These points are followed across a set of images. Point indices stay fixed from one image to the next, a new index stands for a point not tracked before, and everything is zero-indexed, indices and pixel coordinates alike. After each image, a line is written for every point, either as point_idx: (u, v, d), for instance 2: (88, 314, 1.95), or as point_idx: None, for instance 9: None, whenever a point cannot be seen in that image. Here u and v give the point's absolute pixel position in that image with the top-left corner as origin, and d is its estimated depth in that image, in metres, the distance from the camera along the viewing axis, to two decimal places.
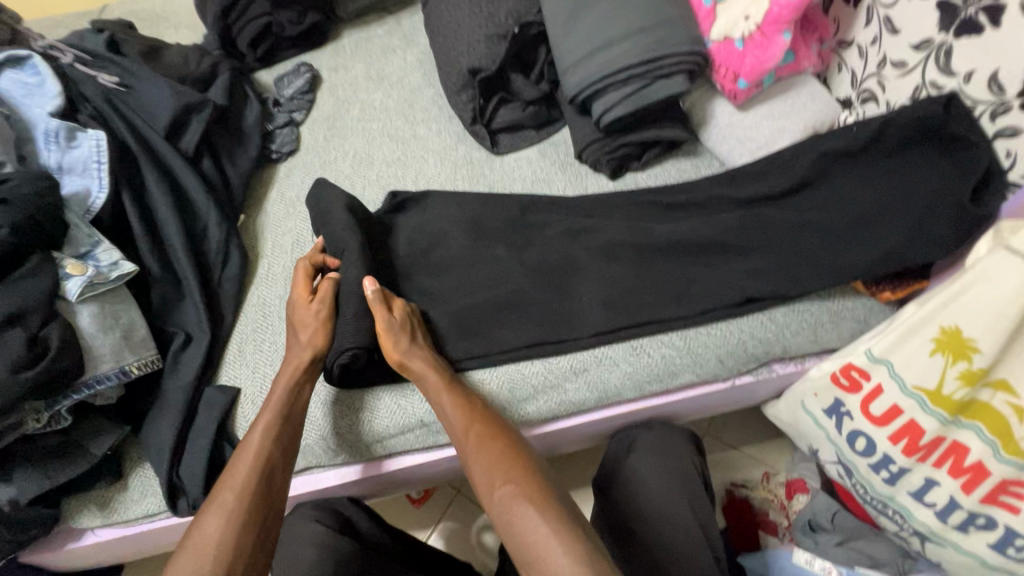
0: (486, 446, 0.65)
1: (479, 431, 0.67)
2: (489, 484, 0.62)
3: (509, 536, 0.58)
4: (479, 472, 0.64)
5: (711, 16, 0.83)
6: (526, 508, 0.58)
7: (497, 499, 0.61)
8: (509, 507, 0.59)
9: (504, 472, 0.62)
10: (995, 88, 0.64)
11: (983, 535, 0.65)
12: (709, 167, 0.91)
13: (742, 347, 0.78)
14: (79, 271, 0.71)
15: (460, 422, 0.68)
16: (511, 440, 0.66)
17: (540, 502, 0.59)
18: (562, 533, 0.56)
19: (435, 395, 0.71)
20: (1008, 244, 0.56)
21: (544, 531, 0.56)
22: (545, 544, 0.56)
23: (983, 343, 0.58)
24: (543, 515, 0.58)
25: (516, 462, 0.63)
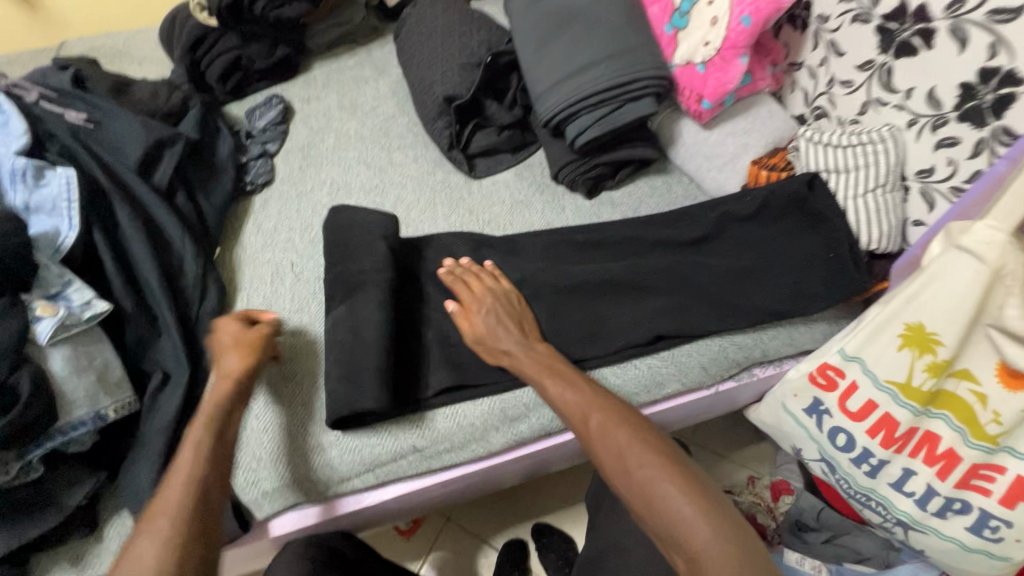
0: (611, 428, 0.62)
1: (600, 412, 0.63)
2: (624, 469, 0.59)
3: (650, 516, 0.56)
4: (610, 457, 0.61)
5: (673, 42, 0.88)
6: (668, 487, 0.56)
7: (633, 480, 0.58)
8: (652, 489, 0.57)
9: (637, 454, 0.59)
10: (934, 103, 0.69)
11: (960, 519, 0.68)
12: (679, 184, 0.96)
13: (724, 353, 0.81)
14: (50, 312, 0.69)
15: (577, 408, 0.65)
16: (633, 418, 0.63)
17: (681, 483, 0.57)
18: (714, 515, 0.54)
19: (543, 382, 0.69)
20: (959, 243, 0.59)
21: (693, 514, 0.54)
22: (697, 528, 0.54)
23: (945, 337, 0.62)
24: (685, 491, 0.56)
25: (647, 439, 0.61)
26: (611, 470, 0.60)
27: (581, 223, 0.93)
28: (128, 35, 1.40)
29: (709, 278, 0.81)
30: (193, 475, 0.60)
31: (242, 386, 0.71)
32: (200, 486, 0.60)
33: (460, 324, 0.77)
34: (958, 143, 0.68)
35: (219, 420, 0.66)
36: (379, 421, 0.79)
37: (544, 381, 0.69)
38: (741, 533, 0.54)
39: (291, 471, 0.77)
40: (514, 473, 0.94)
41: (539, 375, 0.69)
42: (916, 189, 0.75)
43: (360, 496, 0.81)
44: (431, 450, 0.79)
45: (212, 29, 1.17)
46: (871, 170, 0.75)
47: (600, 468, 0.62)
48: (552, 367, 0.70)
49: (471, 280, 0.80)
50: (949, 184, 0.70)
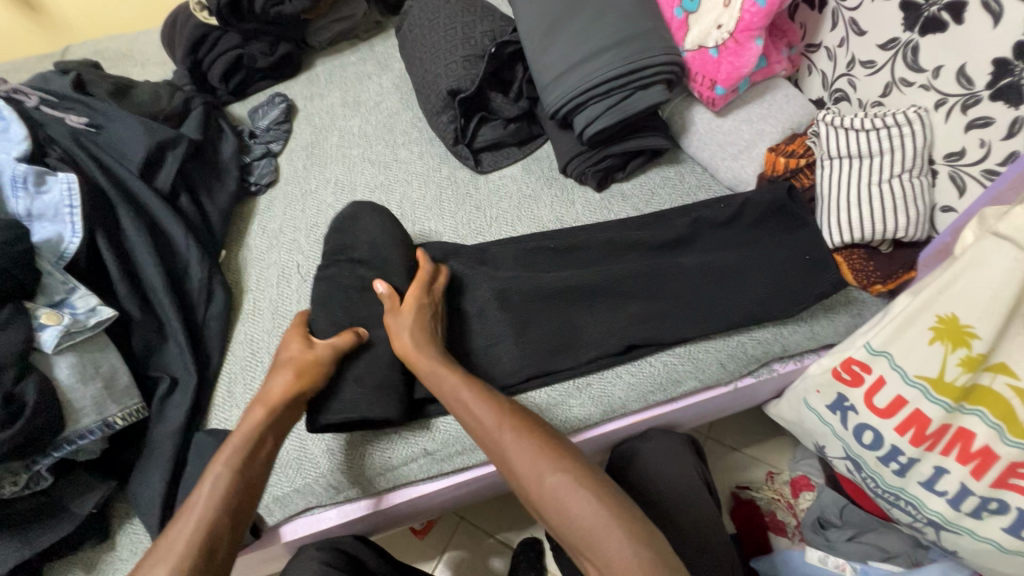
0: (523, 437, 0.61)
1: (511, 423, 0.62)
2: (537, 478, 0.58)
3: (562, 524, 0.55)
4: (523, 465, 0.60)
5: (684, 26, 0.85)
6: (581, 491, 0.56)
7: (548, 488, 0.57)
8: (562, 496, 0.56)
9: (549, 462, 0.58)
10: (964, 81, 0.65)
11: (997, 520, 0.65)
12: (692, 174, 0.93)
13: (742, 349, 0.78)
14: (54, 320, 0.68)
15: (493, 416, 0.63)
16: (544, 428, 0.63)
17: (592, 488, 0.56)
18: (624, 519, 0.54)
19: (456, 391, 0.67)
20: (995, 229, 0.56)
21: (606, 520, 0.54)
22: (608, 532, 0.53)
23: (981, 330, 0.58)
24: (595, 496, 0.56)
25: (558, 448, 0.60)
26: (523, 477, 0.59)
27: (591, 216, 0.91)
28: (131, 37, 1.39)
29: (727, 272, 0.78)
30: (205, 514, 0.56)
31: (282, 410, 0.68)
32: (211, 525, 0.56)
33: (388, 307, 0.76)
34: (991, 124, 0.64)
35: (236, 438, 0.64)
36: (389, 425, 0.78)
37: (459, 388, 0.67)
38: (652, 535, 0.53)
39: (302, 476, 0.76)
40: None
41: (454, 382, 0.67)
42: (945, 173, 0.71)
43: (368, 502, 0.79)
44: (439, 455, 0.77)
45: (213, 28, 1.16)
46: (896, 154, 0.71)
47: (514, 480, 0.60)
48: (465, 376, 0.68)
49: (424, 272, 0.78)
50: (981, 167, 0.67)
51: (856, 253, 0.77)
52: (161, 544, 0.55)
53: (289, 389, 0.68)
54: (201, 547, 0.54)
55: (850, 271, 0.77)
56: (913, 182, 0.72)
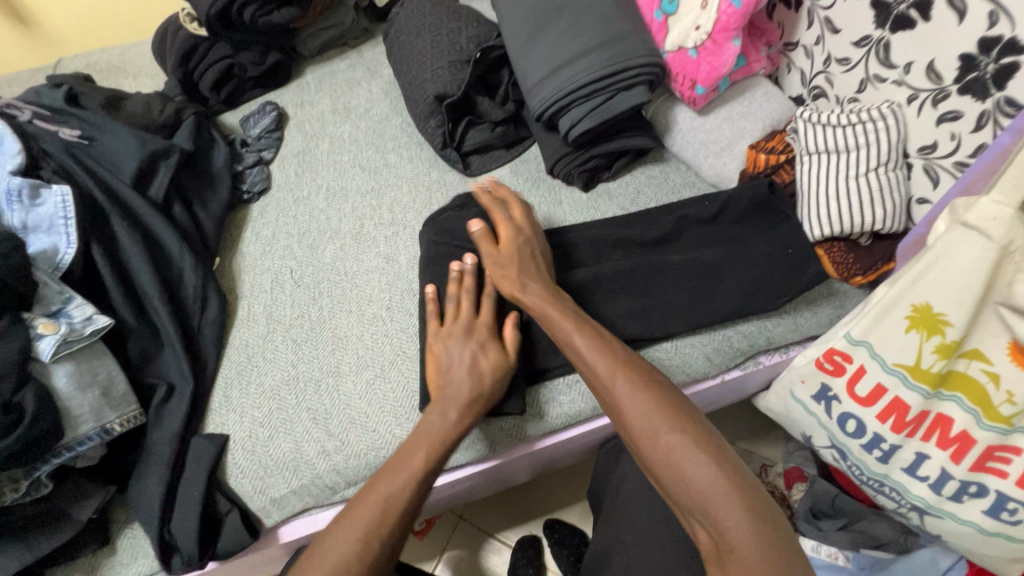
0: (640, 391, 0.60)
1: (627, 374, 0.62)
2: (651, 435, 0.58)
3: (674, 485, 0.55)
4: (637, 419, 0.59)
5: (663, 28, 0.86)
6: (698, 457, 0.55)
7: (661, 448, 0.57)
8: (678, 458, 0.56)
9: (665, 420, 0.58)
10: (933, 76, 0.67)
11: (977, 503, 0.66)
12: (677, 172, 0.95)
13: (728, 343, 0.80)
14: (51, 329, 0.69)
15: (606, 367, 0.63)
16: (662, 385, 0.62)
17: (710, 453, 0.55)
18: (743, 490, 0.53)
19: (567, 337, 0.68)
20: (964, 220, 0.56)
21: (722, 487, 0.53)
22: (724, 502, 0.52)
23: (953, 317, 0.59)
24: (714, 462, 0.55)
25: (675, 407, 0.59)
26: (636, 433, 0.59)
27: (579, 216, 0.92)
28: (122, 49, 1.41)
29: (712, 267, 0.79)
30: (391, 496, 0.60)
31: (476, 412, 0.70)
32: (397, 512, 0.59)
33: (482, 245, 0.79)
34: (960, 117, 0.66)
35: (431, 428, 0.67)
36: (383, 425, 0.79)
37: (572, 336, 0.67)
38: (769, 512, 0.52)
39: (298, 478, 0.78)
40: (522, 470, 0.93)
41: (564, 329, 0.68)
42: (920, 166, 0.73)
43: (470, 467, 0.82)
44: (554, 421, 0.80)
45: (203, 38, 1.17)
46: (870, 149, 0.73)
47: (624, 432, 0.61)
48: (578, 322, 0.68)
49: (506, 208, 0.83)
50: (953, 160, 0.68)
51: (837, 245, 0.78)
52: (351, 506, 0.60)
53: (480, 398, 0.71)
54: (383, 533, 0.58)
55: (830, 264, 0.79)
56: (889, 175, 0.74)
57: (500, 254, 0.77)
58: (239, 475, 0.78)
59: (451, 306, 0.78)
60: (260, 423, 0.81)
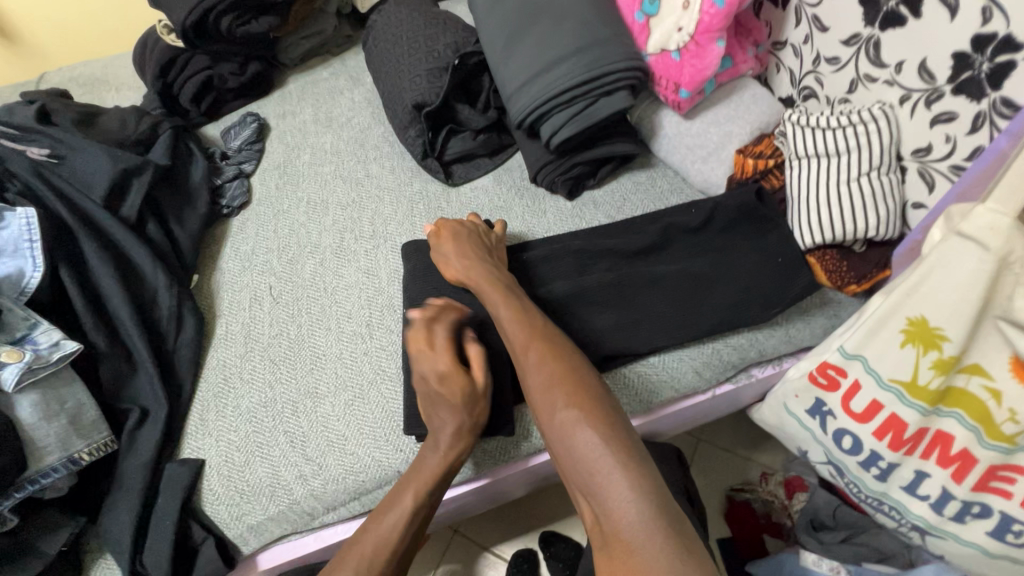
0: (547, 364, 0.62)
1: (537, 348, 0.64)
2: (549, 407, 0.59)
3: (565, 455, 0.56)
4: (541, 391, 0.61)
5: (645, 30, 0.83)
6: (586, 430, 0.55)
7: (556, 420, 0.58)
8: (569, 430, 0.56)
9: (562, 393, 0.59)
10: (926, 76, 0.64)
11: (981, 524, 0.63)
12: (665, 178, 0.92)
13: (718, 356, 0.77)
14: (15, 357, 0.67)
15: (518, 340, 0.66)
16: (571, 360, 0.63)
17: (601, 427, 0.56)
18: (626, 462, 0.53)
19: (494, 304, 0.70)
20: (960, 229, 0.52)
21: (605, 458, 0.53)
22: (606, 471, 0.53)
23: (951, 332, 0.56)
24: (602, 435, 0.55)
25: (577, 382, 0.60)
26: (540, 405, 0.61)
27: (563, 225, 0.89)
28: (106, 62, 1.39)
29: (699, 278, 0.76)
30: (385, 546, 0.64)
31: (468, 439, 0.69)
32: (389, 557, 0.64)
33: (430, 241, 0.82)
34: (955, 118, 0.63)
35: (422, 468, 0.67)
36: (363, 449, 0.77)
37: (496, 305, 0.70)
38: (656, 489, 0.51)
39: (275, 504, 0.75)
40: (510, 489, 0.90)
41: (494, 298, 0.71)
42: (914, 169, 0.70)
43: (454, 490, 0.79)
44: (540, 440, 0.77)
45: (181, 50, 1.15)
46: (862, 152, 0.70)
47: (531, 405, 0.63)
48: (501, 296, 0.71)
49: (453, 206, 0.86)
50: (949, 163, 0.65)
51: (830, 253, 0.75)
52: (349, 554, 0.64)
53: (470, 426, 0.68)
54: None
55: (822, 273, 0.75)
56: (883, 180, 0.70)
57: (444, 245, 0.80)
58: (214, 502, 0.76)
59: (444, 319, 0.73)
60: (236, 447, 0.79)
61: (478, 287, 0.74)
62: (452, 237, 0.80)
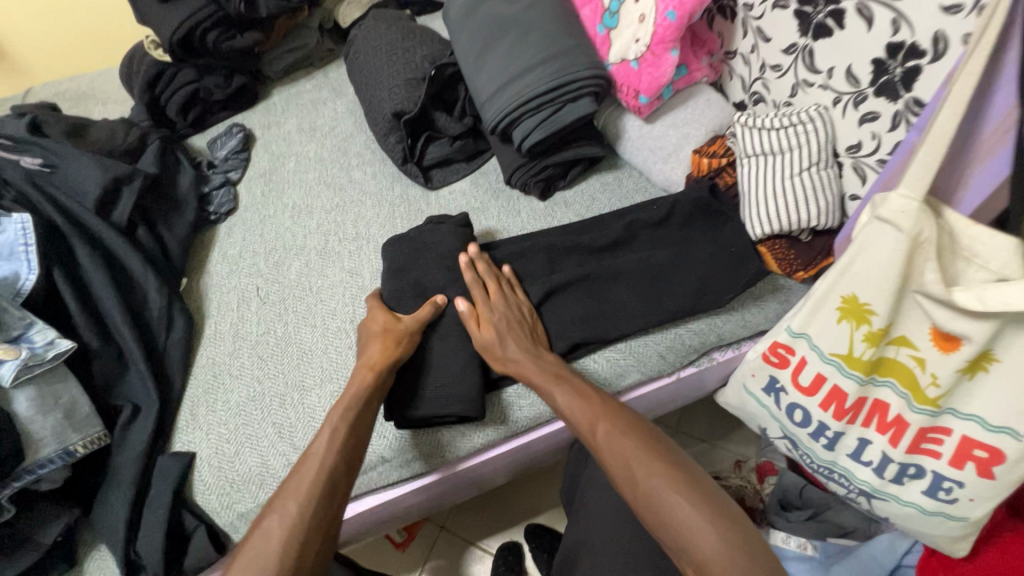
0: (618, 437, 0.67)
1: (605, 422, 0.68)
2: (630, 478, 0.64)
3: (657, 524, 0.61)
4: (617, 465, 0.66)
5: (607, 42, 0.91)
6: (675, 496, 0.61)
7: (643, 490, 0.63)
8: (658, 498, 0.62)
9: (643, 465, 0.64)
10: (852, 80, 0.71)
11: (917, 484, 0.69)
12: (630, 178, 0.98)
13: (680, 340, 0.82)
14: (12, 354, 0.70)
15: (585, 418, 0.70)
16: (641, 429, 0.68)
17: (685, 491, 0.61)
18: (718, 520, 0.59)
19: (549, 391, 0.73)
20: (878, 213, 0.59)
21: (700, 523, 0.59)
22: (703, 532, 0.58)
23: (877, 306, 0.63)
24: (691, 499, 0.61)
25: (652, 450, 0.66)
26: (620, 479, 0.65)
27: (536, 224, 0.95)
28: (92, 77, 1.42)
29: (661, 268, 0.82)
30: (320, 466, 0.67)
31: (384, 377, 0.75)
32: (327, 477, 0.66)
33: (468, 328, 0.79)
34: (878, 117, 0.70)
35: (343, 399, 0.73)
36: None
37: (551, 390, 0.73)
38: (751, 544, 0.58)
39: (264, 492, 0.78)
40: (490, 476, 0.94)
41: (545, 385, 0.73)
42: (849, 165, 0.77)
43: (435, 474, 0.83)
44: (517, 423, 0.82)
45: (168, 64, 1.19)
46: (802, 149, 0.77)
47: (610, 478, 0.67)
48: (555, 375, 0.74)
49: (490, 281, 0.82)
50: (876, 158, 0.72)
51: (778, 243, 0.82)
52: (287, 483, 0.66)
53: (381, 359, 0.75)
54: (309, 499, 0.64)
55: (772, 260, 0.82)
56: (822, 175, 0.77)
57: (485, 337, 0.77)
58: (205, 492, 0.79)
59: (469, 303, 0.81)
60: (226, 439, 0.82)
61: (523, 372, 0.75)
62: (491, 326, 0.77)
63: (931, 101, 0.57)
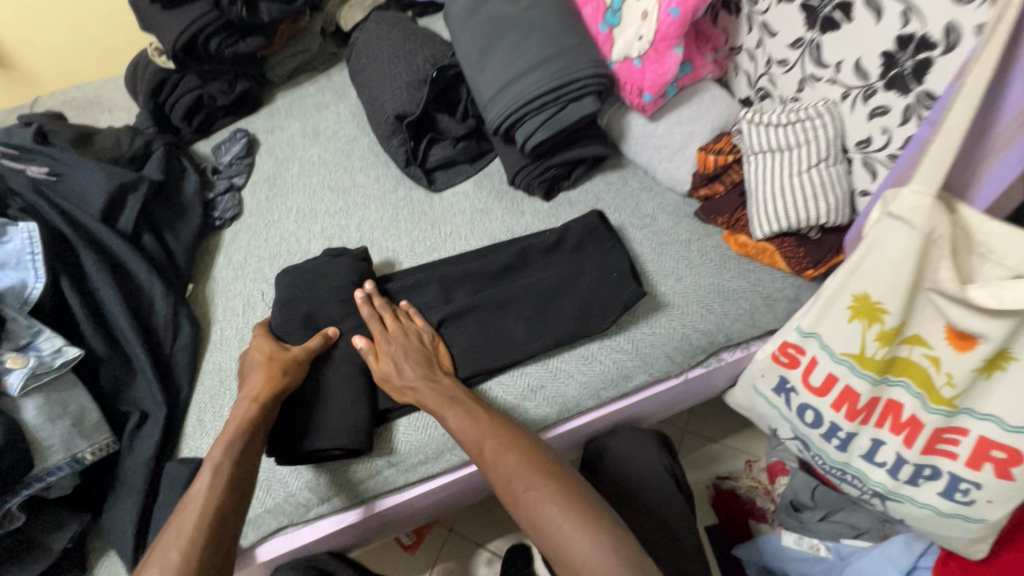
0: (502, 456, 0.66)
1: (491, 441, 0.68)
2: (512, 491, 0.64)
3: (536, 535, 0.61)
4: (502, 482, 0.65)
5: (609, 40, 0.89)
6: (549, 507, 0.61)
7: (522, 503, 0.63)
8: (539, 509, 0.61)
9: (523, 478, 0.64)
10: (861, 74, 0.70)
11: (933, 485, 0.68)
12: (635, 177, 0.97)
13: (687, 341, 0.81)
14: (20, 364, 0.71)
15: (472, 437, 0.69)
16: (523, 443, 0.68)
17: (563, 501, 0.61)
18: (591, 526, 0.59)
19: (441, 413, 0.71)
20: (889, 210, 0.58)
21: (573, 530, 0.59)
22: (576, 542, 0.58)
23: (890, 305, 0.61)
24: (566, 509, 0.60)
25: (535, 462, 0.65)
26: (504, 494, 0.65)
27: (541, 225, 0.94)
28: (99, 85, 1.44)
29: None
30: (206, 506, 0.63)
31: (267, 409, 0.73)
32: (215, 516, 0.63)
33: (368, 361, 0.79)
34: (889, 112, 0.69)
35: (227, 434, 0.70)
36: None
37: (443, 413, 0.71)
38: (624, 544, 0.58)
39: (271, 497, 0.78)
40: None
41: (439, 408, 0.72)
42: (859, 160, 0.76)
43: (356, 512, 0.81)
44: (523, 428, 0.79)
45: (172, 71, 1.20)
46: (811, 145, 0.76)
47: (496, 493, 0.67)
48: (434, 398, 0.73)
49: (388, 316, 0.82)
50: (887, 153, 0.71)
51: (786, 241, 0.80)
52: (174, 524, 0.63)
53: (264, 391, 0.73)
54: (199, 542, 0.61)
55: (781, 259, 0.81)
56: (831, 171, 0.76)
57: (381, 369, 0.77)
58: None
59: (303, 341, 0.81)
60: None
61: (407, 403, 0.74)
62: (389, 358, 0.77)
63: (944, 94, 0.56)
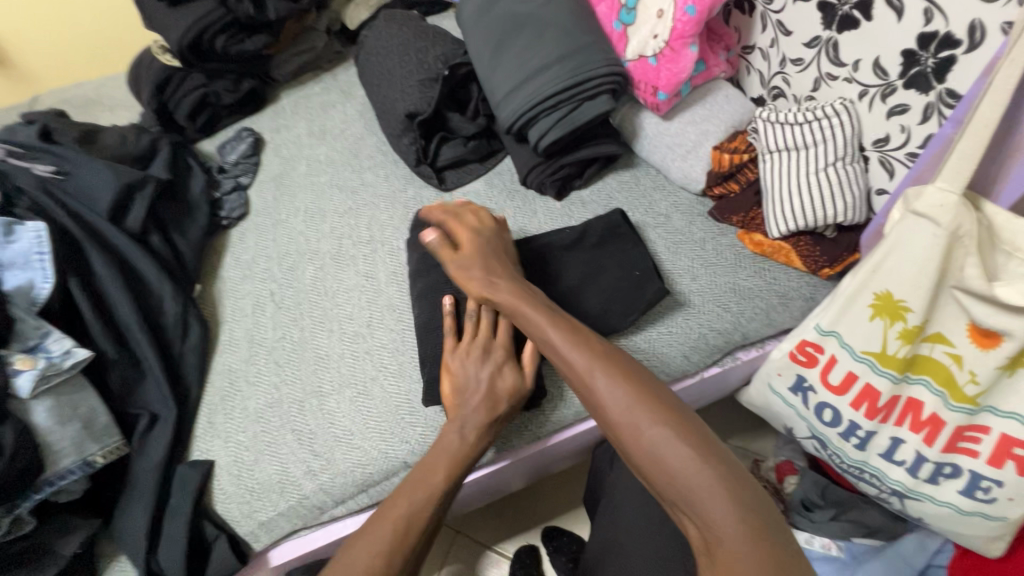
0: (617, 384, 0.61)
1: (604, 368, 0.62)
2: (632, 425, 0.58)
3: (657, 475, 0.55)
4: (618, 413, 0.60)
5: (623, 38, 0.89)
6: (676, 444, 0.55)
7: (643, 438, 0.57)
8: (662, 448, 0.56)
9: (644, 410, 0.58)
10: (880, 72, 0.70)
11: (953, 483, 0.68)
12: (647, 175, 0.97)
13: (704, 340, 0.81)
14: (29, 364, 0.70)
15: (581, 361, 0.64)
16: (642, 376, 0.62)
17: (689, 441, 0.56)
18: (721, 472, 0.54)
19: (547, 332, 0.67)
20: (914, 208, 0.57)
21: (703, 473, 0.53)
22: (710, 488, 0.52)
23: (913, 303, 0.61)
24: (693, 448, 0.55)
25: (655, 398, 0.60)
26: (619, 425, 0.59)
27: (554, 223, 0.93)
28: (99, 83, 1.42)
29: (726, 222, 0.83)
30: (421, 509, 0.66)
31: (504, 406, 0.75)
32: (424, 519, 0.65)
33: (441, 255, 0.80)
34: (908, 110, 0.69)
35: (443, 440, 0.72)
36: (367, 442, 0.79)
37: (548, 328, 0.67)
38: (754, 496, 0.53)
39: (285, 500, 0.77)
40: (511, 480, 0.93)
41: (542, 322, 0.68)
42: (875, 159, 0.76)
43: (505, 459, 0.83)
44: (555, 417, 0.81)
45: (176, 69, 1.18)
46: (827, 144, 0.76)
47: (606, 424, 0.61)
48: (552, 317, 0.69)
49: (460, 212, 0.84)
50: (905, 151, 0.71)
51: (803, 239, 0.81)
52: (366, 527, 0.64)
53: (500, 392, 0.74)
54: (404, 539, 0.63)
55: (799, 258, 0.81)
56: (847, 170, 0.76)
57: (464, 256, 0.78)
58: (226, 500, 0.78)
59: (469, 324, 0.78)
60: (245, 447, 0.81)
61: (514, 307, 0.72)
62: (471, 246, 0.79)
63: (970, 92, 0.56)
